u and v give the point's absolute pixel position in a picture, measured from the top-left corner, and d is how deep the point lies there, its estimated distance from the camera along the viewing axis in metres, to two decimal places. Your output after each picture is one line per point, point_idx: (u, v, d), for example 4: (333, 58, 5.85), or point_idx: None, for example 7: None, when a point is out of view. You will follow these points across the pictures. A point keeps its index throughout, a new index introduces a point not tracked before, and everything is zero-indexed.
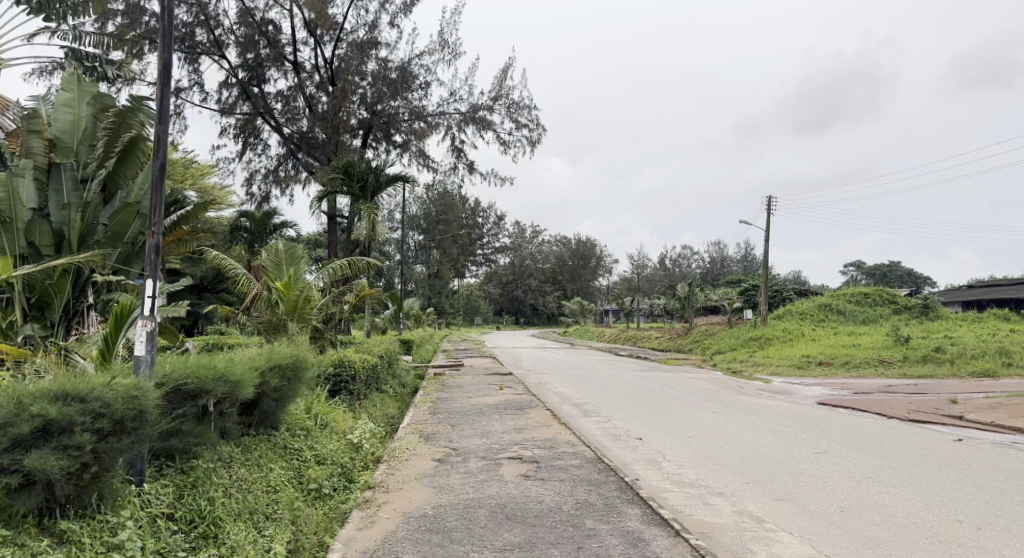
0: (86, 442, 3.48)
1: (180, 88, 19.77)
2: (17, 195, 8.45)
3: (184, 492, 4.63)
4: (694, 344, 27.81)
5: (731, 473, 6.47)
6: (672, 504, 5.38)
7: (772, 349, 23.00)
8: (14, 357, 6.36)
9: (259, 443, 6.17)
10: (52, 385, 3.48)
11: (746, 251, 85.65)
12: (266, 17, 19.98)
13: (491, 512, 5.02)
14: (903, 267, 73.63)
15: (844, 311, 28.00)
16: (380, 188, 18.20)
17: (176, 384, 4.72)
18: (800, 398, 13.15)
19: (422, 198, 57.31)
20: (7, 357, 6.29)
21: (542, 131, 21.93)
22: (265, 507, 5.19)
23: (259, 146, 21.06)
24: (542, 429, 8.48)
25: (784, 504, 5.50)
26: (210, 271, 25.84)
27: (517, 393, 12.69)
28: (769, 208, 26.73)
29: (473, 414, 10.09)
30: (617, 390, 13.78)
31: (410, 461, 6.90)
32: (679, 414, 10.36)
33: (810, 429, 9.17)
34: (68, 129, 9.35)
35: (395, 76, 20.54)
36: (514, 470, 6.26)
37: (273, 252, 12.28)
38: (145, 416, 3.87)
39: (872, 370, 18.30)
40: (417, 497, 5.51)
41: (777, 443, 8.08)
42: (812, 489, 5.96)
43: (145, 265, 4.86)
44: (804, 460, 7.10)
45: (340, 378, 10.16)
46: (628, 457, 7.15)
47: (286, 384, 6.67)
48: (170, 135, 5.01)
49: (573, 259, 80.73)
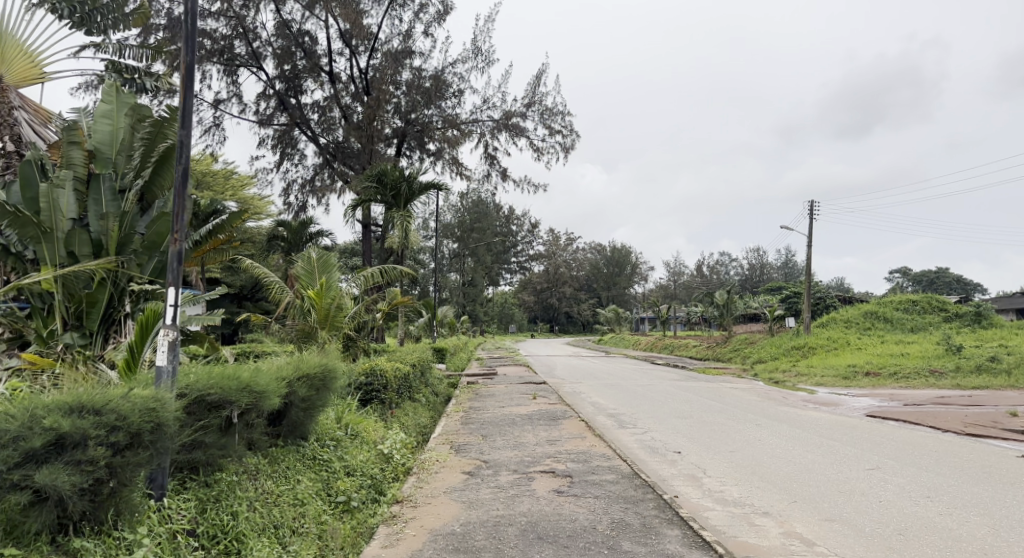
0: (100, 456, 3.37)
1: (219, 100, 20.14)
2: (57, 205, 8.68)
3: (207, 506, 4.51)
4: (734, 353, 27.12)
5: (778, 492, 6.10)
6: (714, 525, 5.05)
7: (816, 358, 22.24)
8: (48, 366, 6.40)
9: (288, 453, 6.06)
10: (67, 397, 3.39)
11: (786, 257, 83.73)
12: (303, 29, 20.20)
13: (521, 531, 4.78)
14: (951, 274, 70.99)
15: (891, 319, 26.98)
16: (413, 196, 18.11)
17: (198, 394, 4.62)
18: (848, 410, 12.58)
19: (457, 206, 57.46)
20: (42, 366, 6.34)
21: (576, 137, 21.77)
22: (291, 521, 5.04)
23: (296, 156, 21.32)
24: (576, 441, 8.20)
25: (836, 526, 5.13)
26: (248, 280, 26.28)
27: (551, 403, 12.42)
28: (812, 213, 25.93)
29: (506, 424, 9.85)
30: (654, 400, 13.40)
31: (440, 473, 6.70)
32: (720, 426, 9.96)
33: (860, 443, 8.69)
34: (107, 139, 9.48)
35: (429, 84, 20.58)
36: (547, 485, 6.01)
37: (306, 261, 12.25)
38: (164, 428, 3.76)
39: (923, 380, 17.51)
40: (446, 513, 5.31)
41: (825, 458, 7.64)
42: (866, 509, 5.57)
43: (168, 272, 4.78)
44: (855, 478, 6.68)
45: (371, 387, 10.03)
46: (666, 472, 6.85)
47: (315, 394, 6.55)
48: (193, 141, 4.94)
49: (608, 266, 79.91)
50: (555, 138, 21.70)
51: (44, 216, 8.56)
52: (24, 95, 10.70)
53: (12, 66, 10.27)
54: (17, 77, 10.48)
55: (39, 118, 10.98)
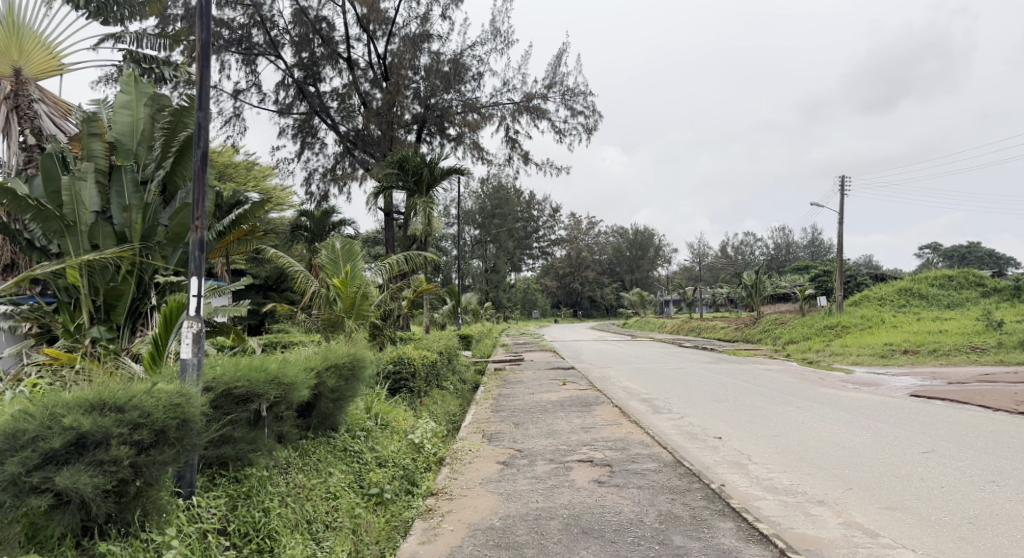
0: (125, 456, 3.19)
1: (239, 90, 20.05)
2: (80, 197, 8.60)
3: (237, 503, 4.36)
4: (764, 334, 26.59)
5: (830, 478, 5.80)
6: (768, 516, 4.77)
7: (850, 337, 21.68)
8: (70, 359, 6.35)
9: (318, 446, 5.89)
10: (87, 394, 3.22)
11: (813, 236, 82.22)
12: (320, 15, 19.93)
13: (565, 526, 4.54)
14: (984, 249, 69.03)
15: (926, 295, 26.26)
16: (435, 182, 17.80)
17: (225, 387, 4.44)
18: (890, 390, 12.14)
19: (477, 193, 57.21)
20: (64, 358, 6.29)
21: (599, 118, 21.34)
22: (324, 515, 4.89)
23: (317, 145, 21.18)
24: (612, 428, 7.96)
25: (898, 515, 4.83)
26: (274, 271, 26.52)
27: (582, 388, 12.15)
28: (843, 189, 25.20)
29: (537, 411, 9.61)
30: (687, 384, 13.06)
31: (474, 464, 6.50)
32: (760, 410, 9.62)
33: (910, 425, 8.30)
34: (127, 130, 9.35)
35: (448, 68, 20.22)
36: (586, 476, 5.76)
37: (330, 250, 12.10)
38: (190, 424, 3.57)
39: (964, 357, 16.95)
40: (483, 506, 5.08)
41: (875, 442, 7.28)
42: (929, 496, 5.23)
43: (190, 262, 4.58)
44: (911, 462, 6.33)
45: (399, 376, 9.87)
46: (709, 458, 6.57)
47: (343, 384, 6.37)
48: (211, 123, 4.73)
49: (631, 250, 79.03)
50: (577, 119, 21.29)
51: (67, 210, 8.51)
52: (43, 88, 10.65)
53: (30, 58, 10.23)
54: (36, 69, 10.46)
55: (59, 111, 10.90)
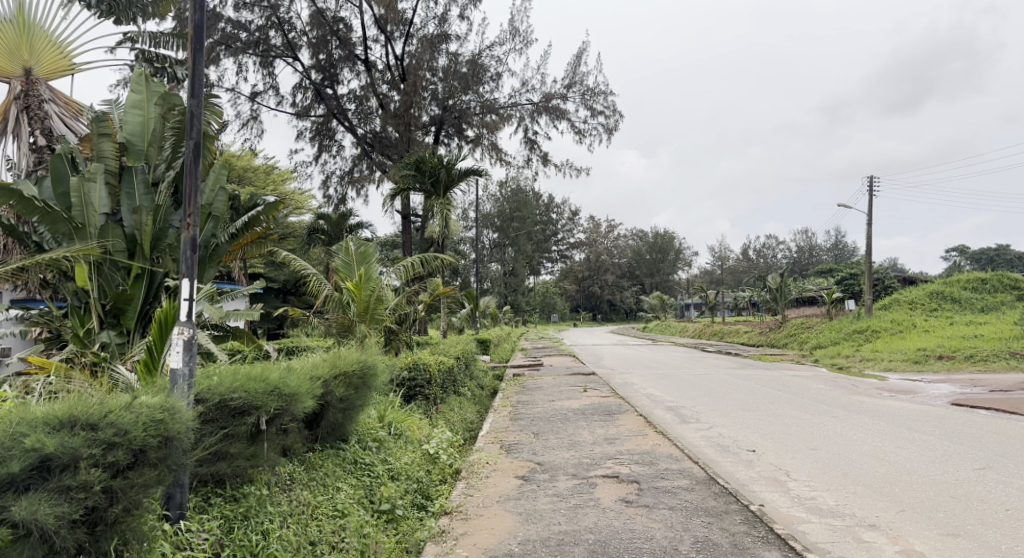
0: (95, 481, 2.85)
1: (256, 92, 19.91)
2: (89, 200, 8.38)
3: (233, 526, 4.00)
4: (790, 339, 25.89)
5: (879, 498, 5.31)
6: (816, 543, 4.30)
7: (881, 342, 20.95)
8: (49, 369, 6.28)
9: (326, 459, 5.53)
10: (56, 410, 2.89)
11: (836, 239, 80.72)
12: (337, 16, 19.68)
13: (591, 553, 4.12)
14: (1013, 252, 67.29)
15: (958, 298, 25.40)
16: (452, 183, 17.41)
17: (220, 398, 4.09)
18: (930, 398, 11.52)
19: (496, 196, 56.94)
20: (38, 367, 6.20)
21: (619, 117, 20.88)
22: (330, 535, 4.49)
23: (334, 147, 20.98)
24: (637, 439, 7.52)
25: (963, 542, 4.33)
26: (291, 275, 26.52)
27: (603, 396, 11.67)
28: (872, 189, 24.44)
29: (557, 420, 9.17)
30: (713, 391, 12.54)
31: (491, 478, 6.10)
32: (794, 420, 9.08)
33: (959, 437, 7.75)
34: (138, 131, 9.00)
35: (466, 70, 19.87)
36: (611, 493, 5.33)
37: (345, 252, 11.81)
38: (176, 442, 3.24)
39: (1004, 363, 16.21)
40: (500, 528, 4.68)
41: (924, 456, 6.74)
42: (995, 521, 4.72)
43: (180, 263, 4.27)
44: (968, 479, 5.81)
45: (414, 383, 9.49)
46: (744, 475, 6.10)
47: (353, 393, 5.99)
48: (204, 110, 4.41)
49: (651, 252, 78.17)
50: (597, 119, 20.86)
51: (76, 212, 8.33)
52: (54, 87, 10.47)
53: (40, 58, 10.03)
54: (46, 69, 10.26)
55: (70, 111, 10.73)
